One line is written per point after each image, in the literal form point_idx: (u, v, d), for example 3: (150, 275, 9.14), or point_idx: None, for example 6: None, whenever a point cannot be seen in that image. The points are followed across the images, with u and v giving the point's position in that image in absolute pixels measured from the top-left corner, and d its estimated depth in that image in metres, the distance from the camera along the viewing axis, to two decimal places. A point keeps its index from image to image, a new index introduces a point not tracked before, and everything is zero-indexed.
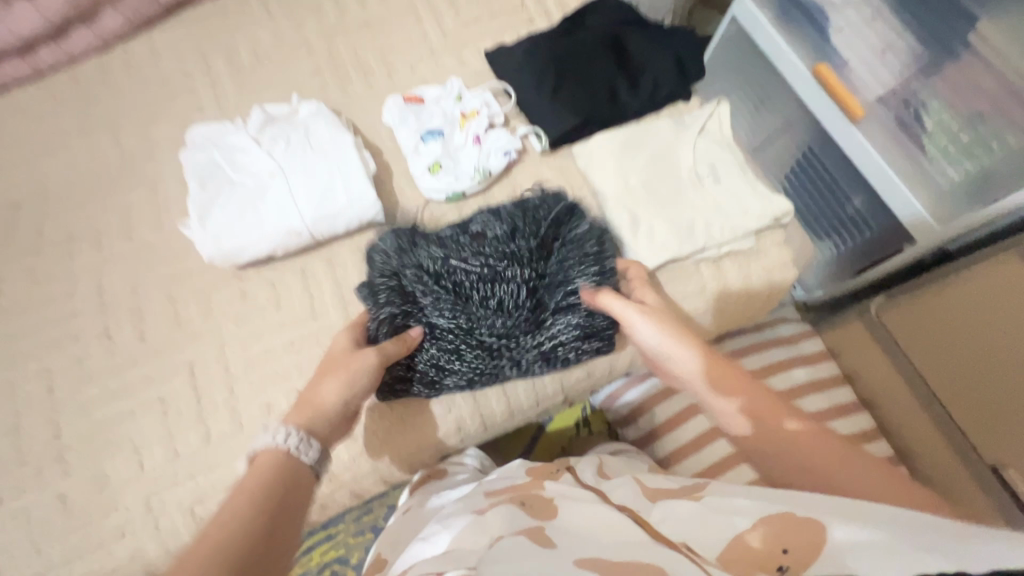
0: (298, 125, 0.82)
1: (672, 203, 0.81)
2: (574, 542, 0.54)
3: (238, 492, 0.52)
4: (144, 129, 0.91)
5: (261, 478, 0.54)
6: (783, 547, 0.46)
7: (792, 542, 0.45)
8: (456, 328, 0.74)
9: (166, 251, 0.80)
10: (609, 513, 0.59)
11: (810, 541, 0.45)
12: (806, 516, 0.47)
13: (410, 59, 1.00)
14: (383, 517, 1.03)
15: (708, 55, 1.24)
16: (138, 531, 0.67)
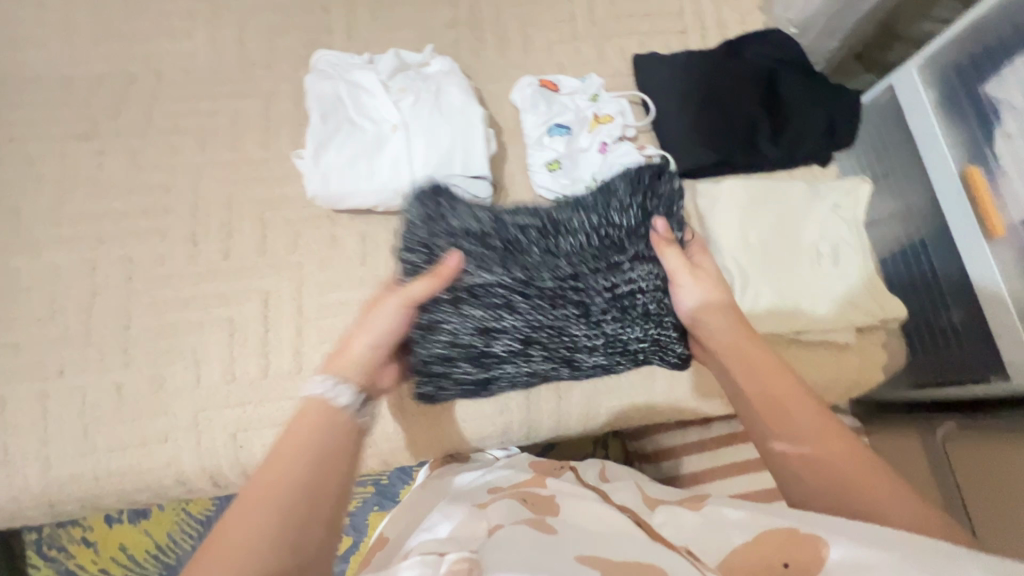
0: (429, 78, 0.79)
1: (784, 278, 0.76)
2: (581, 538, 0.51)
3: (286, 451, 0.47)
4: (269, 36, 0.88)
5: (301, 433, 0.49)
6: (783, 560, 0.42)
7: (794, 557, 0.42)
8: (512, 342, 0.66)
9: (267, 172, 0.78)
10: (603, 508, 0.58)
11: (807, 556, 0.41)
12: (805, 532, 0.43)
13: (550, 37, 0.94)
14: (389, 477, 1.04)
15: (866, 98, 1.13)
16: (180, 441, 0.67)
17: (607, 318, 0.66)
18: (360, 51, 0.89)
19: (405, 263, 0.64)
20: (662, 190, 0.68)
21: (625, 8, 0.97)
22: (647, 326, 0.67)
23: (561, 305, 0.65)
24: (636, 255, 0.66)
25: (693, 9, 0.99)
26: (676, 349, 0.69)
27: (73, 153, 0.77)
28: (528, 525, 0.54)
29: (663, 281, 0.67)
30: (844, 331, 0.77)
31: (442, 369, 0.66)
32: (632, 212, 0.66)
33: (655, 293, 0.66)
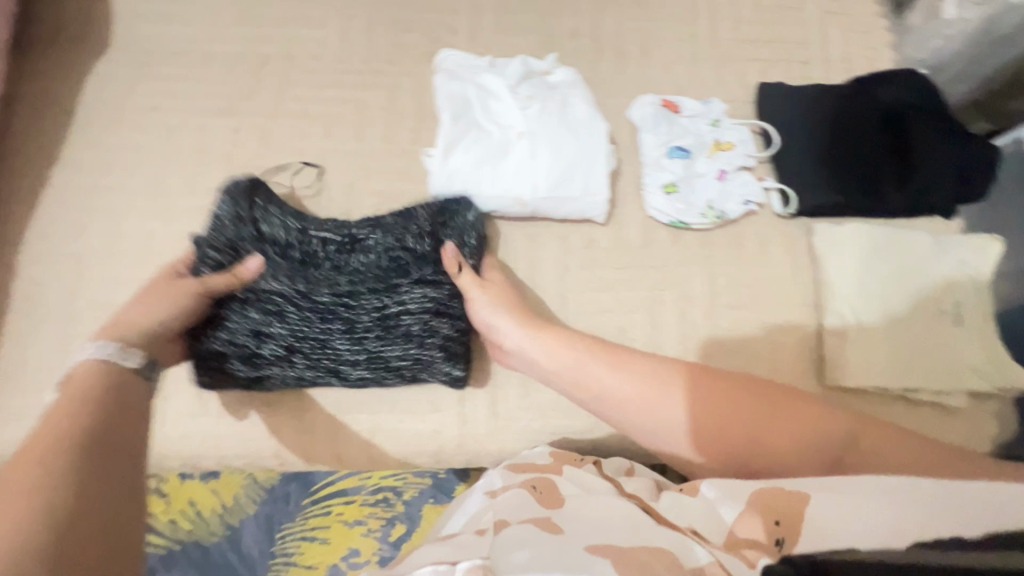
0: (555, 88, 0.79)
1: (898, 332, 0.74)
2: (585, 526, 0.47)
3: (52, 423, 0.41)
4: (396, 30, 0.90)
5: (89, 402, 0.44)
6: (773, 517, 0.41)
7: (784, 513, 0.41)
8: (284, 350, 0.63)
9: (385, 165, 0.80)
10: (615, 498, 0.53)
11: (794, 511, 0.40)
12: (792, 488, 0.42)
13: (669, 57, 0.93)
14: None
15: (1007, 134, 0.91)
16: (283, 415, 0.72)
17: (371, 335, 0.62)
18: (481, 54, 0.90)
19: (208, 260, 0.62)
20: (456, 223, 0.68)
21: (749, 33, 0.95)
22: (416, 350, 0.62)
23: (330, 321, 0.64)
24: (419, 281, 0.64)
25: (820, 40, 0.96)
26: (446, 369, 0.65)
27: (208, 128, 0.81)
28: (536, 518, 0.50)
29: (436, 306, 0.62)
30: (956, 392, 0.74)
31: (214, 371, 0.63)
32: (377, 234, 0.64)
33: (422, 318, 0.62)
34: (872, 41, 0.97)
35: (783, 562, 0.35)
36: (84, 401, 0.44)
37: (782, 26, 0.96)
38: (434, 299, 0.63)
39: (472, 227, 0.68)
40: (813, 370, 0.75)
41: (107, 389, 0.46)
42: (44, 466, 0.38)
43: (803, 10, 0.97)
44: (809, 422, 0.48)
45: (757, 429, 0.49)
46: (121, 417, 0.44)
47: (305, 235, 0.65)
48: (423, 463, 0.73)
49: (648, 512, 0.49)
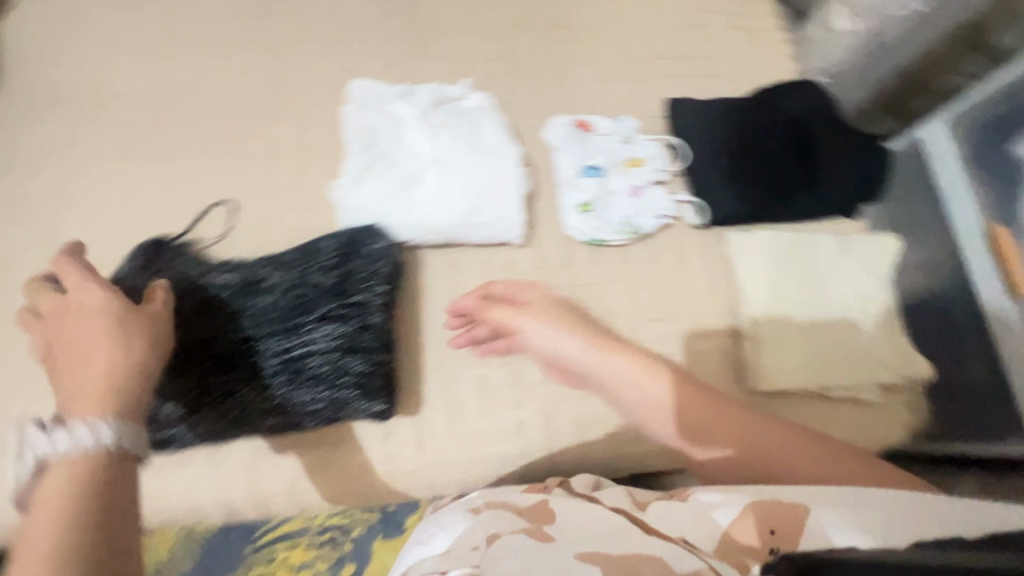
0: (466, 114, 0.80)
1: (810, 333, 0.77)
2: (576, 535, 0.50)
3: (45, 511, 0.39)
4: (306, 61, 0.88)
5: (82, 476, 0.41)
6: (771, 527, 0.45)
7: (779, 523, 0.45)
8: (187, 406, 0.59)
9: (301, 199, 0.78)
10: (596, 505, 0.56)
11: (793, 518, 0.45)
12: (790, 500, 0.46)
13: (585, 75, 0.95)
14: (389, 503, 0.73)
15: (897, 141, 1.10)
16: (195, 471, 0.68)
17: (276, 380, 0.59)
18: (398, 81, 0.90)
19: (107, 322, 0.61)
20: (364, 252, 0.67)
21: (660, 49, 0.98)
22: (326, 391, 0.58)
23: (233, 370, 0.60)
24: (324, 316, 0.61)
25: (726, 54, 1.00)
26: (364, 405, 0.60)
27: (107, 171, 0.77)
28: (527, 530, 0.51)
29: (345, 341, 0.60)
30: (869, 385, 0.77)
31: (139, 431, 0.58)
32: (280, 275, 0.63)
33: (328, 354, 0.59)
34: (774, 53, 1.02)
35: (785, 561, 0.33)
36: (74, 481, 0.41)
37: (692, 41, 0.99)
38: (341, 334, 0.60)
39: (381, 256, 0.67)
40: (735, 375, 0.77)
41: (101, 467, 0.42)
42: (52, 538, 0.37)
43: (708, 26, 1.01)
44: (792, 441, 0.58)
45: (769, 451, 0.59)
46: (114, 491, 0.42)
47: (204, 283, 0.63)
48: (352, 506, 0.71)
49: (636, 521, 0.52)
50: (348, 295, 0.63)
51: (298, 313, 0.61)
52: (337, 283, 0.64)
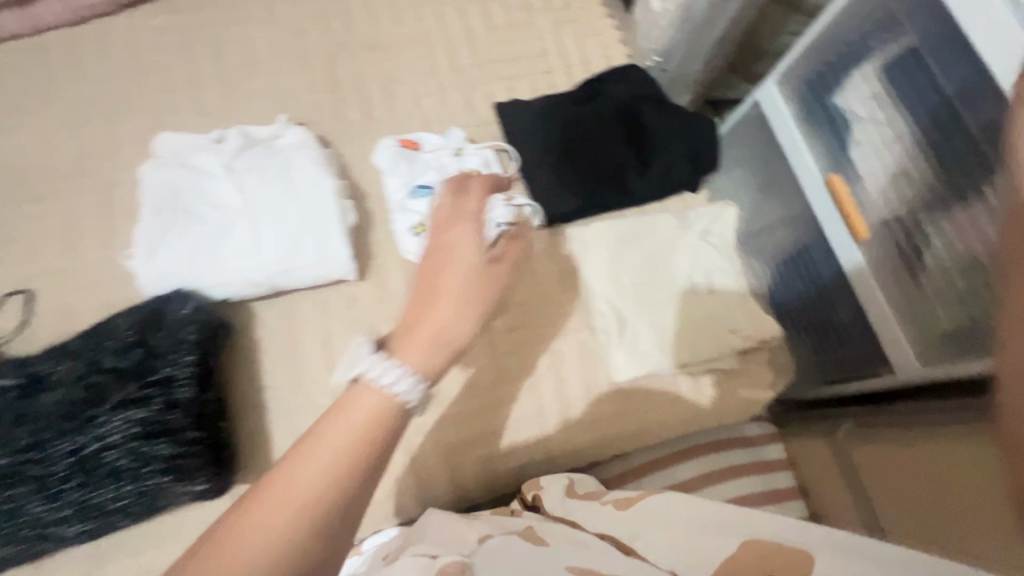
0: (277, 153, 0.76)
1: (662, 314, 0.77)
2: (565, 548, 0.54)
3: (336, 430, 0.46)
4: (106, 122, 0.82)
5: (363, 432, 0.46)
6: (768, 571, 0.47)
7: (776, 566, 0.47)
8: None
9: (110, 274, 0.72)
10: (587, 534, 0.60)
11: (800, 566, 0.46)
12: (793, 547, 0.48)
13: (415, 91, 0.92)
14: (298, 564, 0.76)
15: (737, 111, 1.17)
16: None
17: (70, 485, 0.54)
18: (212, 127, 0.85)
19: None
20: (167, 322, 0.61)
21: (488, 53, 0.97)
22: (132, 485, 0.55)
23: (16, 484, 0.53)
24: (121, 402, 0.56)
25: (556, 48, 1.00)
26: (183, 488, 0.57)
27: None
28: (520, 538, 0.58)
29: (148, 427, 0.56)
30: (727, 354, 0.78)
31: None
32: (67, 366, 0.57)
33: (128, 446, 0.55)
34: (605, 41, 1.02)
35: None
36: (368, 424, 0.47)
37: (519, 41, 0.99)
38: (144, 419, 0.56)
39: (188, 322, 0.62)
40: (593, 369, 0.77)
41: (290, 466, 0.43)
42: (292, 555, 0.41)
43: (535, 24, 1.00)
44: None
45: None
46: None
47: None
48: None
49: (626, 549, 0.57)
50: (150, 374, 0.58)
51: (89, 405, 0.56)
52: (137, 362, 0.58)
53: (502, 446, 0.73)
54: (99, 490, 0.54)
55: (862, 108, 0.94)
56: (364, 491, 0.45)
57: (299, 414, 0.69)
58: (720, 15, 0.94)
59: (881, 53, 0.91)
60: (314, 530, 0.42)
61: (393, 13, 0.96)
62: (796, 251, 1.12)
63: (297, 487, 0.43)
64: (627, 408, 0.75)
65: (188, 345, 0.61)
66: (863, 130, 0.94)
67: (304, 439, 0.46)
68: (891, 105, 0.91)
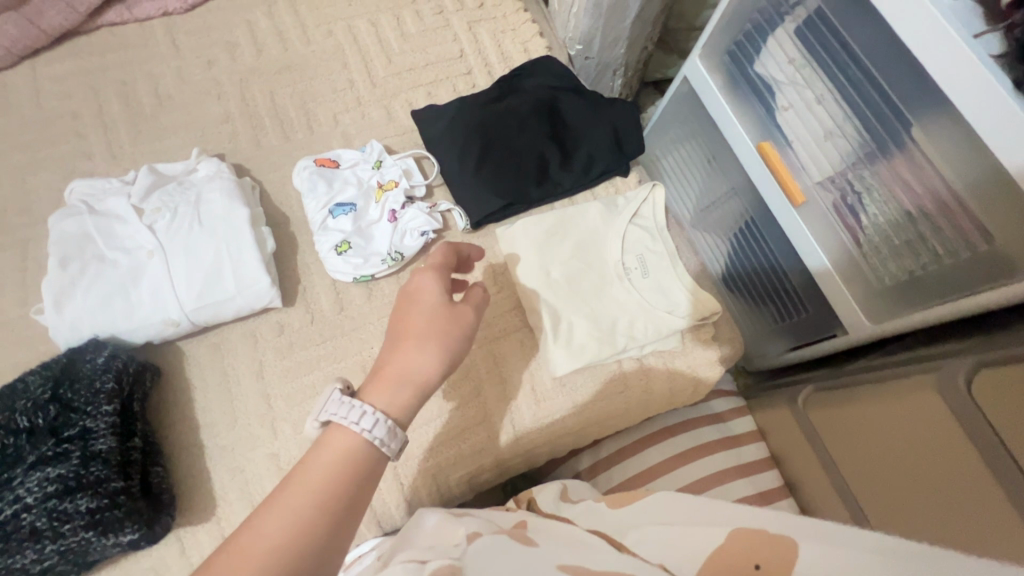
0: (190, 188, 0.75)
1: (597, 303, 0.77)
2: (558, 549, 0.52)
3: (296, 487, 0.47)
4: (19, 177, 0.81)
5: (332, 472, 0.49)
6: (755, 563, 0.44)
7: (764, 557, 0.44)
8: None
9: (30, 330, 0.71)
10: (583, 534, 0.56)
11: (783, 556, 0.43)
12: (775, 533, 0.45)
13: (332, 108, 0.92)
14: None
15: (669, 88, 1.15)
16: None
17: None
18: (127, 168, 0.84)
19: None
20: (82, 373, 0.61)
21: (403, 61, 0.96)
22: (53, 544, 0.53)
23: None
24: (38, 461, 0.55)
25: (473, 48, 0.99)
26: (109, 541, 0.55)
27: None
28: (508, 537, 0.55)
29: (64, 482, 0.55)
30: (669, 334, 0.77)
31: None
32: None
33: (45, 504, 0.54)
34: (521, 35, 1.02)
35: None
36: (335, 467, 0.49)
37: (435, 46, 0.98)
38: (61, 475, 0.55)
39: (103, 370, 0.61)
40: (535, 365, 0.77)
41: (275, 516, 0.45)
42: None
43: (449, 26, 1.00)
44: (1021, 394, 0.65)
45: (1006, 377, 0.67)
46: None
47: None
48: None
49: (614, 543, 0.53)
50: (66, 429, 0.57)
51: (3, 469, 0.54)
52: (52, 418, 0.57)
53: (451, 454, 0.73)
54: (17, 554, 0.52)
55: (783, 74, 0.91)
56: (342, 527, 0.47)
57: (236, 448, 0.67)
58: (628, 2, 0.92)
59: (792, 17, 0.88)
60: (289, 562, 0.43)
61: (303, 33, 0.96)
62: (742, 224, 1.12)
63: (266, 530, 0.44)
64: (573, 399, 0.75)
65: (106, 394, 0.60)
66: (786, 92, 0.91)
67: (269, 501, 0.46)
68: (810, 64, 0.87)
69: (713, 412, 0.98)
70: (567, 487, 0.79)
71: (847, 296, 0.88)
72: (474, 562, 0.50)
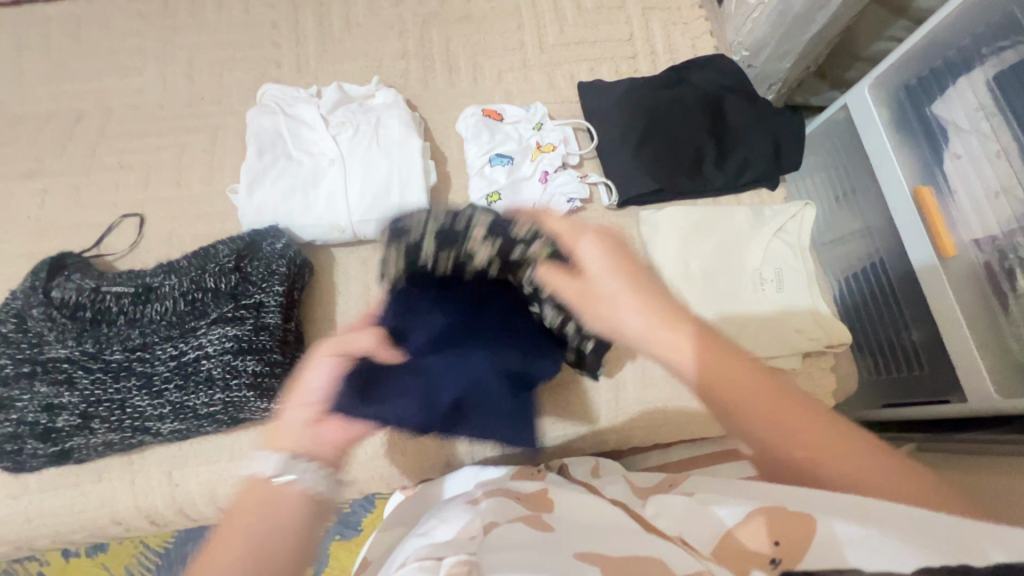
0: (370, 111, 0.80)
1: (725, 307, 0.76)
2: (577, 533, 0.52)
3: None
4: (217, 71, 0.89)
5: None
6: (772, 538, 0.45)
7: (784, 534, 0.44)
8: (79, 414, 0.60)
9: (207, 209, 0.78)
10: (610, 512, 0.57)
11: (800, 536, 0.43)
12: (798, 511, 0.45)
13: (499, 65, 0.95)
14: (351, 504, 0.85)
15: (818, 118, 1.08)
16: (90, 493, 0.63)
17: (170, 386, 0.61)
18: (309, 83, 0.90)
19: (33, 334, 0.62)
20: (263, 254, 0.66)
21: (574, 34, 0.98)
22: (221, 394, 0.60)
23: (126, 379, 0.61)
24: (219, 319, 0.63)
25: (644, 33, 0.99)
26: (263, 405, 0.61)
27: (20, 190, 0.80)
28: (525, 525, 0.53)
29: (239, 343, 0.61)
30: (789, 352, 0.76)
31: (73, 426, 0.60)
32: (173, 281, 0.63)
33: (222, 358, 0.61)
34: (693, 30, 1.01)
35: None
36: None
37: (607, 25, 0.99)
38: (236, 336, 0.62)
39: (280, 255, 0.66)
40: None
41: None
42: None
43: (624, 9, 1.00)
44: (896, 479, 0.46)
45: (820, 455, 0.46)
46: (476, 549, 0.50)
47: (101, 293, 0.63)
48: None
49: (638, 521, 0.55)
50: (244, 297, 0.64)
51: (191, 318, 0.62)
52: (234, 285, 0.64)
53: (551, 412, 0.77)
54: (194, 394, 0.61)
55: (965, 118, 0.82)
56: None
57: None
58: (815, 16, 0.89)
59: (994, 61, 0.79)
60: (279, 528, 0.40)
61: None
62: (867, 265, 1.02)
63: None
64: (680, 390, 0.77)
65: (277, 276, 0.65)
66: (963, 140, 0.83)
67: None
68: (998, 114, 0.79)
69: None
70: (600, 462, 0.75)
71: (976, 362, 0.80)
72: (493, 555, 0.47)
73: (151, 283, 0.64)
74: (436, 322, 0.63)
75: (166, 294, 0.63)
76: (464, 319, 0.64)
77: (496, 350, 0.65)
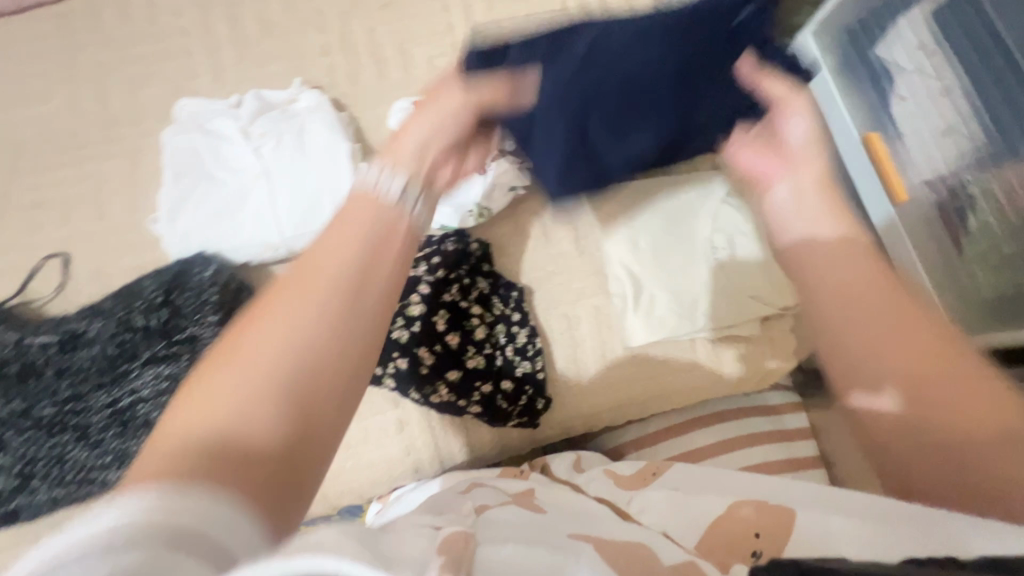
0: (293, 117, 0.75)
1: (681, 280, 0.75)
2: (565, 519, 0.51)
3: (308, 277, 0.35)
4: (131, 89, 0.84)
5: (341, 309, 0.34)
6: (756, 530, 0.45)
7: (766, 526, 0.45)
8: (18, 473, 0.58)
9: (136, 239, 0.75)
10: (597, 509, 0.56)
11: (782, 526, 0.44)
12: (774, 506, 0.46)
13: (429, 50, 0.90)
14: (338, 511, 0.75)
15: None
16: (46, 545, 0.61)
17: (109, 434, 0.59)
18: (229, 93, 0.85)
19: None
20: (192, 283, 0.63)
21: (505, 9, 0.92)
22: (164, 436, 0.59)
23: (60, 433, 0.59)
24: (152, 359, 0.60)
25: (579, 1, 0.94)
26: None
27: None
28: (518, 509, 0.53)
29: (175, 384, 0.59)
30: (748, 317, 0.76)
31: (13, 486, 0.58)
32: (97, 324, 0.60)
33: (160, 400, 0.59)
34: None
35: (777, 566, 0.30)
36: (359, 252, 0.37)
37: None
38: (171, 375, 0.60)
39: (210, 284, 0.64)
40: (609, 336, 0.76)
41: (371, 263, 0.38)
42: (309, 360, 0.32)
43: None
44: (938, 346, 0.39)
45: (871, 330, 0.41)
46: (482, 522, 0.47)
47: (23, 345, 0.60)
48: None
49: (624, 516, 0.54)
50: (176, 332, 0.61)
51: (121, 362, 0.60)
52: (164, 321, 0.61)
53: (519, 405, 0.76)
54: (135, 439, 0.59)
55: (907, 58, 0.79)
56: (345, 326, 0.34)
57: None
58: None
59: None
60: (207, 429, 0.29)
61: None
62: None
63: (261, 345, 0.31)
64: (647, 370, 0.75)
65: (208, 307, 0.63)
66: (908, 80, 0.79)
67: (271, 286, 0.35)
68: (939, 52, 0.76)
69: (769, 405, 0.89)
70: (581, 455, 0.75)
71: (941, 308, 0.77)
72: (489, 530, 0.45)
73: (77, 327, 0.60)
74: (608, 33, 0.62)
75: (93, 338, 0.60)
76: (642, 39, 0.62)
77: (602, 97, 0.62)
